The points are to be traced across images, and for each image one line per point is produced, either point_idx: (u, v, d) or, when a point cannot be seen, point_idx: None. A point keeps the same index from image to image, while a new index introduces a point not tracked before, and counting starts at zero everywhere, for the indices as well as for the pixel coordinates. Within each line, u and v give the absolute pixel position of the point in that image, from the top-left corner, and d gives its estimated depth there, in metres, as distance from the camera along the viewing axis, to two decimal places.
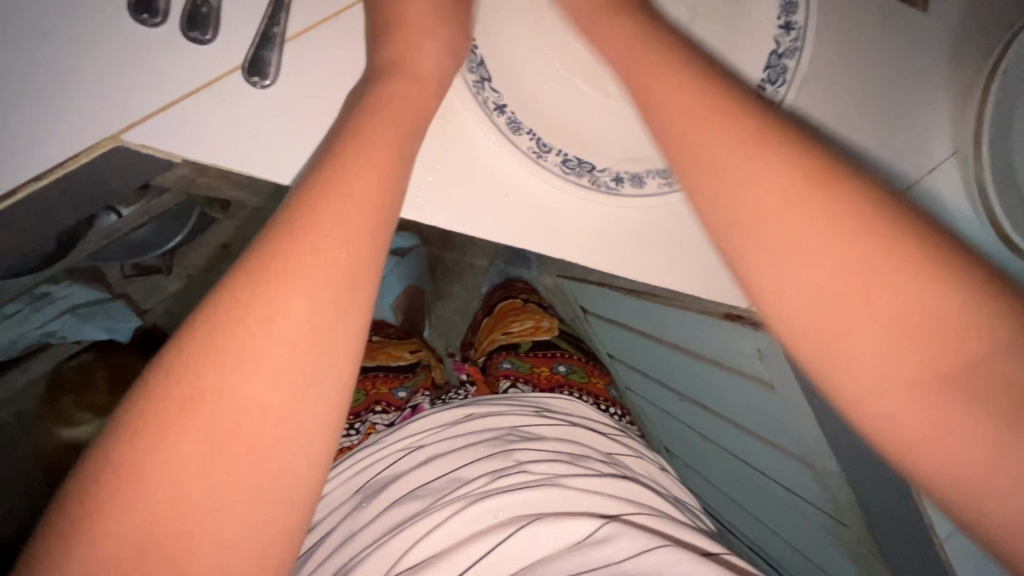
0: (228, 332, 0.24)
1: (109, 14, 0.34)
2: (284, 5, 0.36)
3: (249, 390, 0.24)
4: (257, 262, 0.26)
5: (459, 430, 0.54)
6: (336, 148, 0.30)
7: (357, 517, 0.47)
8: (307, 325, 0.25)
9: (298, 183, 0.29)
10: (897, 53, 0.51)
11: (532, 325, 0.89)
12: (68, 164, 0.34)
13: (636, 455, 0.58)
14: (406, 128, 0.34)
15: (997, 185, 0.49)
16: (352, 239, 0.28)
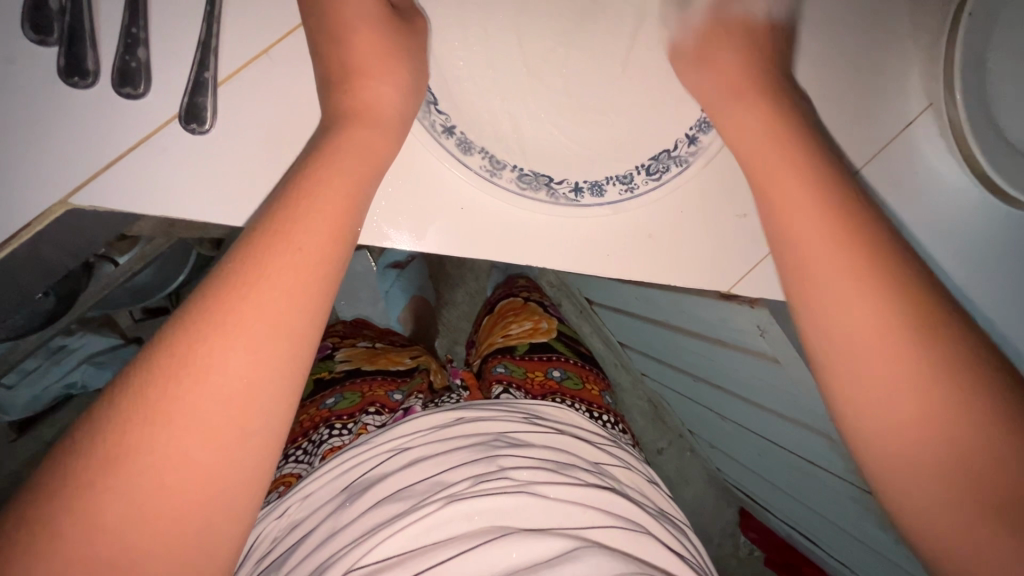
0: (160, 386, 0.24)
1: (41, 81, 0.34)
2: (213, 48, 0.36)
3: (179, 444, 0.24)
4: (197, 314, 0.26)
5: (447, 435, 0.54)
6: (285, 196, 0.30)
7: (340, 517, 0.47)
8: (241, 379, 0.26)
9: (244, 231, 0.29)
10: (855, 10, 0.49)
11: (529, 328, 0.88)
12: (23, 235, 0.35)
13: (623, 466, 0.57)
14: (363, 172, 0.33)
15: (974, 128, 0.47)
16: (296, 291, 0.28)
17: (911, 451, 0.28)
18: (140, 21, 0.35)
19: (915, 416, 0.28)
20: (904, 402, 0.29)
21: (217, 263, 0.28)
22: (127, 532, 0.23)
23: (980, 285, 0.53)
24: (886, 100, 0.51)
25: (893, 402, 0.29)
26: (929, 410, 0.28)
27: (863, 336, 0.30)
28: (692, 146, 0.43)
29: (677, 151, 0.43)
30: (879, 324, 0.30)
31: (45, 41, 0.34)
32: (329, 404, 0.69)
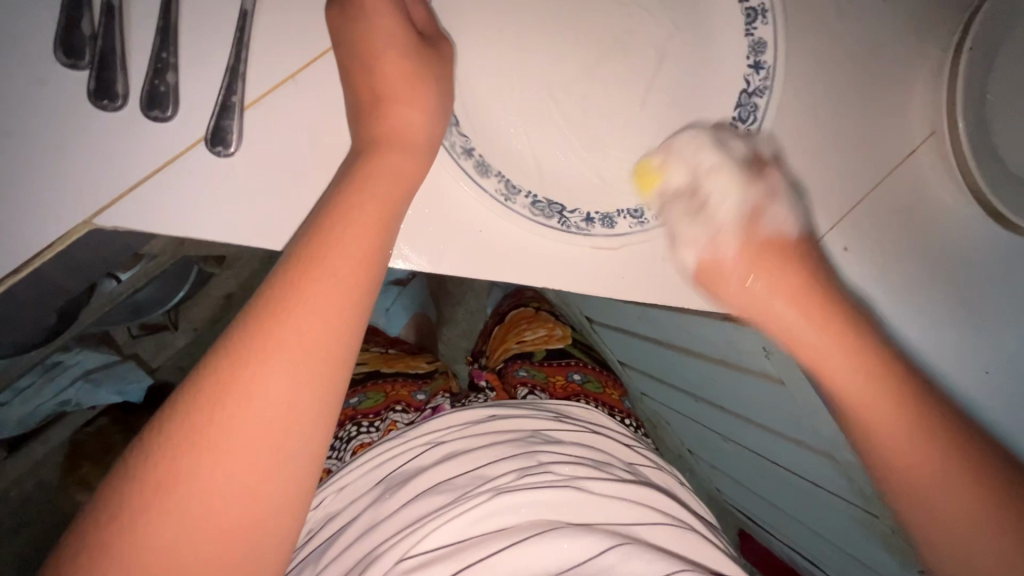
0: (206, 411, 0.24)
1: (71, 103, 0.35)
2: (241, 73, 0.37)
3: (226, 470, 0.24)
4: (238, 337, 0.26)
5: (481, 431, 0.53)
6: (320, 220, 0.31)
7: (381, 507, 0.47)
8: (285, 403, 0.26)
9: (281, 256, 0.29)
10: (862, 40, 0.50)
11: (545, 334, 0.88)
12: (46, 255, 0.35)
13: (655, 466, 0.57)
14: (393, 195, 0.34)
15: (977, 158, 0.48)
16: (333, 313, 0.28)
17: (903, 451, 0.37)
18: (171, 46, 0.36)
19: (879, 420, 0.38)
20: (886, 416, 0.38)
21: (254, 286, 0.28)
22: (184, 552, 0.23)
23: None
24: (892, 129, 0.52)
25: (891, 441, 0.37)
26: (896, 422, 0.37)
27: (842, 368, 0.40)
28: (703, 187, 0.45)
29: (688, 191, 0.45)
30: (863, 360, 0.40)
31: (75, 64, 0.35)
32: (353, 404, 0.68)
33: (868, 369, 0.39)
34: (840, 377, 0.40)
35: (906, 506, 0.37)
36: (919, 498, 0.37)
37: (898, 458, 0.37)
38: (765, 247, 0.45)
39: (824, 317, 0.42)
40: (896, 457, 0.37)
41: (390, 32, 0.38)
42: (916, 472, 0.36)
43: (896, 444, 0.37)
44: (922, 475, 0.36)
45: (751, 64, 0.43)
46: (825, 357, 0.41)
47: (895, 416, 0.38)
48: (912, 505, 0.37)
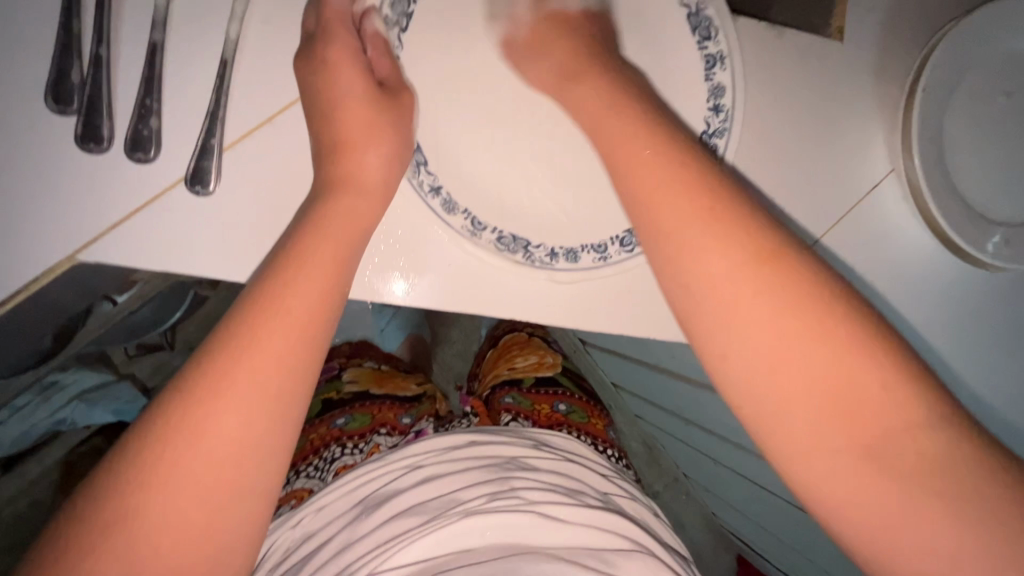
0: (160, 450, 0.27)
1: (61, 147, 0.37)
2: (220, 117, 0.39)
3: (177, 504, 0.27)
4: (194, 380, 0.29)
5: (459, 456, 0.55)
6: (277, 265, 0.33)
7: (357, 527, 0.48)
8: (233, 444, 0.28)
9: (238, 300, 0.32)
10: (821, 79, 0.52)
11: (535, 362, 0.88)
12: (31, 288, 0.37)
13: (629, 496, 0.58)
14: (352, 237, 0.36)
15: (933, 189, 0.50)
16: (284, 356, 0.30)
17: (854, 446, 0.27)
18: (155, 92, 0.38)
19: (851, 492, 0.27)
20: (829, 459, 0.27)
21: (213, 330, 0.31)
22: None
23: (945, 333, 0.56)
24: (853, 164, 0.54)
25: (819, 445, 0.28)
26: (896, 410, 0.27)
27: (804, 372, 0.28)
28: None
29: None
30: (835, 342, 0.28)
31: (65, 110, 0.37)
32: (339, 425, 0.69)
33: (806, 335, 0.28)
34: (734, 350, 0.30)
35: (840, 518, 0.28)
36: (846, 497, 0.27)
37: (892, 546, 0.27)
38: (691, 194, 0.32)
39: (825, 323, 0.28)
40: (850, 463, 0.27)
41: (351, 67, 0.39)
42: (888, 479, 0.26)
43: (883, 505, 0.26)
44: (886, 479, 0.26)
45: (710, 106, 0.45)
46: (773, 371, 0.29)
47: (857, 404, 0.27)
48: (839, 507, 0.28)
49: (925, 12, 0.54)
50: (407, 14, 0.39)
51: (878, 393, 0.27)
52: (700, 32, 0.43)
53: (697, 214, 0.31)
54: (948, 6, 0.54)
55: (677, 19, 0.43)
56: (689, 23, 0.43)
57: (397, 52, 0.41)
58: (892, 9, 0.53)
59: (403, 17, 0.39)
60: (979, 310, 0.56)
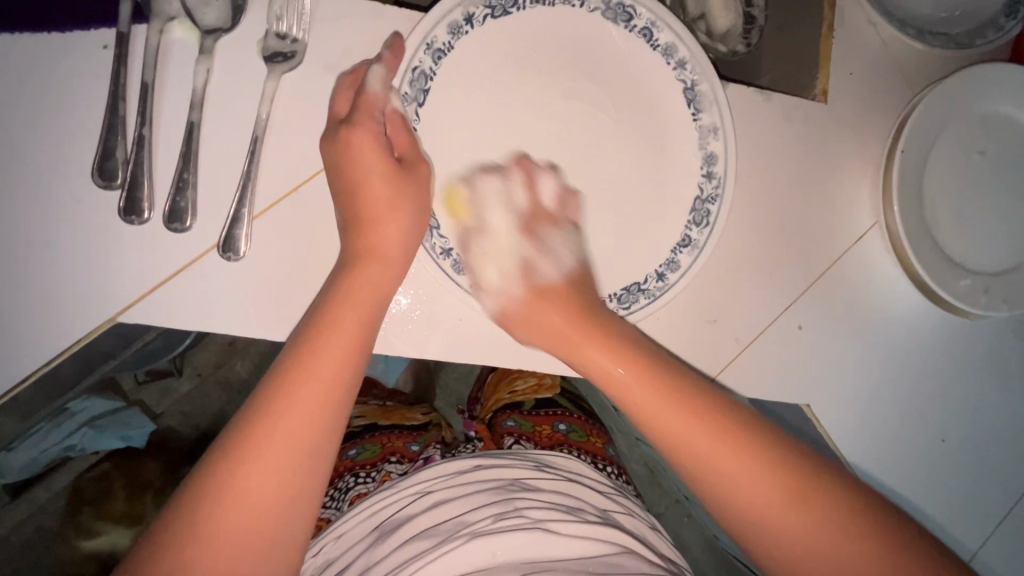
0: (208, 507, 0.30)
1: (105, 218, 0.41)
2: (250, 188, 0.42)
3: (223, 557, 0.30)
4: (235, 441, 0.32)
5: (465, 480, 0.57)
6: (309, 330, 0.36)
7: (373, 553, 0.51)
8: (271, 499, 0.31)
9: (273, 363, 0.35)
10: (807, 140, 0.56)
11: (535, 382, 0.89)
12: (73, 347, 0.40)
13: (628, 511, 0.60)
14: (375, 301, 0.40)
15: (914, 245, 0.53)
16: (317, 416, 0.34)
17: (793, 529, 0.37)
18: (191, 167, 0.41)
19: (803, 544, 0.37)
20: (798, 531, 0.37)
21: (250, 392, 0.34)
22: None
23: (931, 376, 0.59)
24: (840, 216, 0.57)
25: (789, 534, 0.38)
26: (803, 500, 0.38)
27: (711, 464, 0.39)
28: (659, 282, 0.49)
29: (647, 286, 0.49)
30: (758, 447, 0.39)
31: (108, 185, 0.40)
32: (352, 455, 0.71)
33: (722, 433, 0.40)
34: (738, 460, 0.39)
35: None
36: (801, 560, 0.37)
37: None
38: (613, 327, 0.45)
39: (716, 421, 0.40)
40: (754, 527, 0.38)
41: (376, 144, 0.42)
42: (835, 528, 0.37)
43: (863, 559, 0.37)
44: (831, 530, 0.37)
45: (704, 172, 0.49)
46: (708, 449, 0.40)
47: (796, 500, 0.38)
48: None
49: (904, 76, 0.57)
50: (424, 90, 0.44)
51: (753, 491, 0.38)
52: (693, 105, 0.49)
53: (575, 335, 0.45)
54: (925, 71, 0.58)
55: (675, 94, 0.48)
56: (686, 98, 0.48)
57: (414, 127, 0.44)
58: (873, 75, 0.57)
59: (420, 93, 0.44)
60: (964, 353, 0.59)
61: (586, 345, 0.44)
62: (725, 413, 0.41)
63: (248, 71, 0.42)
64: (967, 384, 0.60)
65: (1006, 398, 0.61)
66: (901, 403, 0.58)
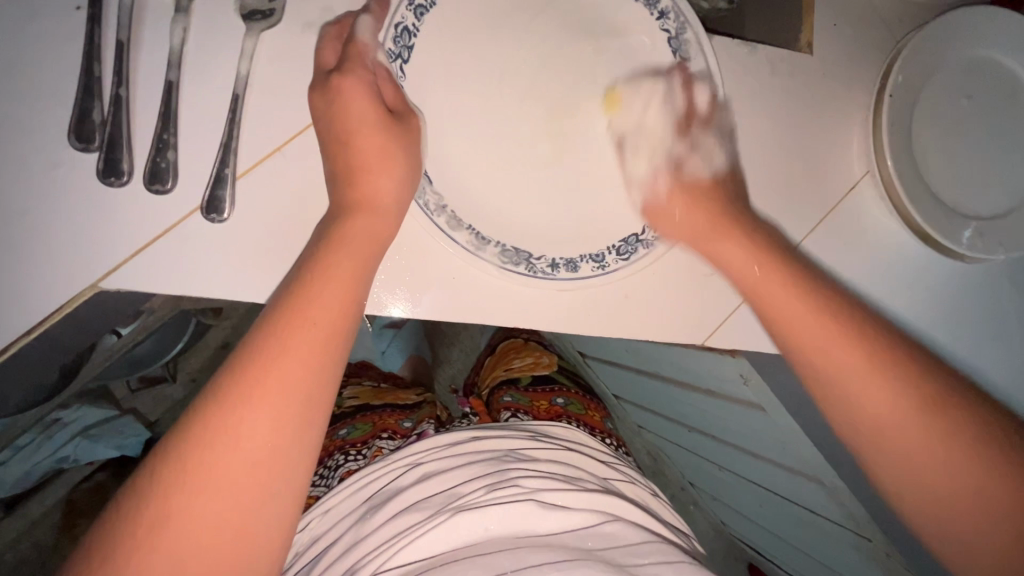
0: (196, 454, 0.29)
1: (83, 181, 0.39)
2: (233, 148, 0.41)
3: (214, 506, 0.29)
4: (228, 385, 0.31)
5: (460, 451, 0.55)
6: (304, 276, 0.36)
7: (361, 527, 0.49)
8: (267, 444, 0.30)
9: (267, 308, 0.34)
10: (795, 90, 0.55)
11: (532, 361, 0.88)
12: (54, 317, 0.39)
13: (628, 480, 0.59)
14: (369, 253, 0.39)
15: (907, 190, 0.53)
16: (313, 360, 0.33)
17: (875, 401, 0.41)
18: (171, 128, 0.40)
19: (909, 459, 0.40)
20: (921, 450, 0.39)
21: (242, 337, 0.33)
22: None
23: (925, 326, 0.59)
24: (833, 166, 0.57)
25: (882, 394, 0.41)
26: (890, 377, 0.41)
27: (869, 400, 0.41)
28: (657, 231, 0.50)
29: (645, 235, 0.50)
30: (843, 339, 0.43)
31: (86, 147, 0.39)
32: (341, 435, 0.68)
33: (828, 308, 0.45)
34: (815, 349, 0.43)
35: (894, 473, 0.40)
36: (896, 433, 0.40)
37: (948, 499, 0.38)
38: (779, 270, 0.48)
39: (821, 317, 0.44)
40: (852, 412, 0.42)
41: (365, 100, 0.41)
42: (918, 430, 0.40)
43: (981, 490, 0.38)
44: (913, 428, 0.40)
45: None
46: (813, 364, 0.44)
47: (860, 361, 0.42)
48: (874, 448, 0.41)
49: (886, 26, 0.57)
50: (407, 47, 0.43)
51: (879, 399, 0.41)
52: (680, 55, 0.49)
53: (750, 258, 0.49)
54: (904, 20, 0.58)
55: (660, 46, 0.48)
56: (671, 48, 0.48)
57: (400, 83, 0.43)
58: (855, 24, 0.57)
59: (405, 49, 0.43)
60: (956, 298, 0.60)
61: (723, 246, 0.50)
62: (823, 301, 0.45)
63: (226, 30, 0.42)
64: (961, 333, 0.60)
65: (999, 344, 0.62)
66: None
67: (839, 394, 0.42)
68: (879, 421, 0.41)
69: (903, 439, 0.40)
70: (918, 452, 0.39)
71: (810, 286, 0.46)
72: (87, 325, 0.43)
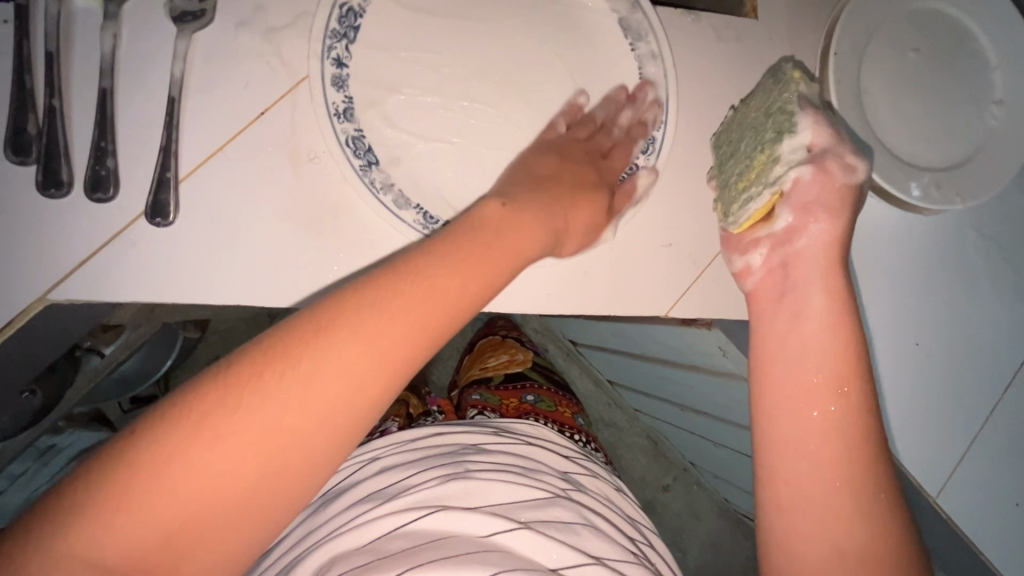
0: (225, 407, 0.27)
1: (25, 194, 0.39)
2: (173, 151, 0.41)
3: (212, 469, 0.27)
4: (284, 353, 0.29)
5: (419, 445, 0.55)
6: (399, 271, 0.34)
7: (312, 522, 0.49)
8: (291, 432, 0.29)
9: (356, 289, 0.33)
10: (741, 57, 0.55)
11: (506, 359, 0.88)
12: (5, 331, 0.39)
13: (590, 473, 0.59)
14: (472, 270, 0.36)
15: (857, 143, 0.53)
16: (373, 369, 0.31)
17: (814, 487, 0.39)
18: (109, 134, 0.40)
19: (820, 527, 0.38)
20: (843, 520, 0.38)
21: (324, 303, 0.32)
22: (133, 528, 0.25)
23: (892, 282, 0.59)
24: None
25: (805, 421, 0.41)
26: (839, 486, 0.39)
27: (823, 479, 0.39)
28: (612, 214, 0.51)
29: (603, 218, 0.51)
30: (821, 385, 0.41)
31: (23, 161, 0.39)
32: None
33: (834, 326, 0.42)
34: (789, 390, 0.42)
35: (781, 502, 0.41)
36: (783, 459, 0.41)
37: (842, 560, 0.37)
38: (854, 337, 0.41)
39: (832, 336, 0.41)
40: (789, 453, 0.41)
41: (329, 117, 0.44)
42: (820, 481, 0.39)
43: None
44: (808, 466, 0.40)
45: (649, 100, 0.51)
46: (815, 447, 0.40)
47: (846, 478, 0.39)
48: (780, 470, 0.41)
49: None
50: (354, 27, 0.43)
51: (818, 420, 0.40)
52: (631, 34, 0.50)
53: (818, 294, 0.43)
54: None
55: (610, 22, 0.50)
56: (621, 28, 0.50)
57: (344, 63, 0.43)
58: None
59: (350, 29, 0.43)
60: (920, 253, 0.60)
61: (816, 299, 0.42)
62: (845, 388, 0.40)
63: (158, 35, 0.41)
64: (930, 287, 0.61)
65: (969, 295, 0.62)
66: (867, 310, 0.59)
67: (762, 380, 0.43)
68: (795, 490, 0.40)
69: (830, 533, 0.38)
70: (810, 483, 0.39)
71: (842, 327, 0.41)
72: (46, 341, 0.43)
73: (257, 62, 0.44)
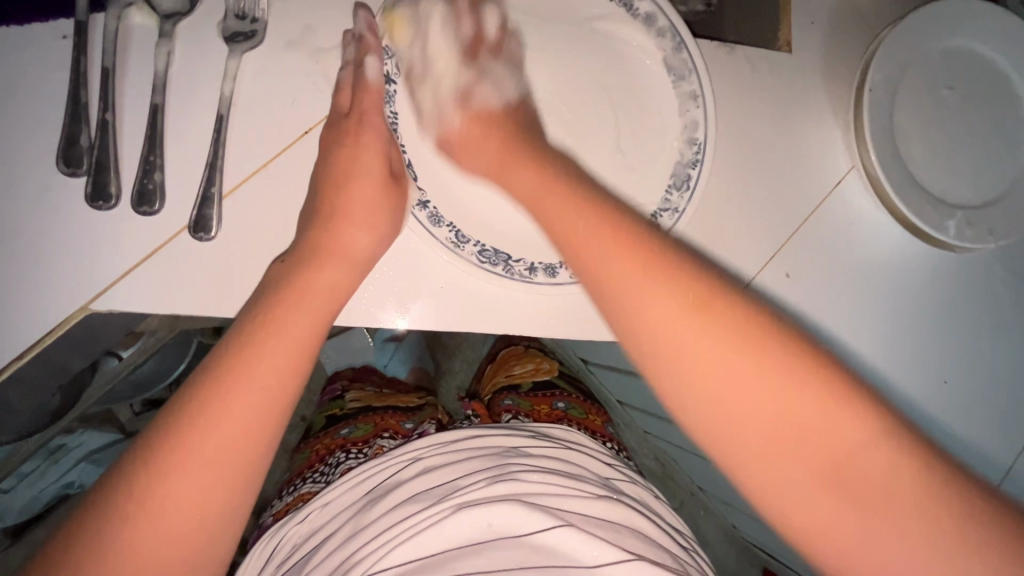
0: (155, 468, 0.30)
1: (73, 205, 0.40)
2: (219, 167, 0.42)
3: (171, 517, 0.29)
4: (184, 405, 0.32)
5: (462, 447, 0.55)
6: (268, 300, 0.37)
7: (360, 518, 0.48)
8: (226, 451, 0.31)
9: (236, 325, 0.35)
10: (775, 90, 0.56)
11: (532, 367, 0.88)
12: (45, 340, 0.39)
13: (630, 480, 0.58)
14: (330, 289, 0.39)
15: (891, 180, 0.53)
16: (271, 381, 0.34)
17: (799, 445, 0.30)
18: (157, 149, 0.41)
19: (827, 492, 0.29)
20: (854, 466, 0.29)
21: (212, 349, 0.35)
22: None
23: (920, 317, 0.59)
24: (819, 164, 0.57)
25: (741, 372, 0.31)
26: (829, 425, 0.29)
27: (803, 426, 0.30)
28: None
29: None
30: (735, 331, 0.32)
31: (74, 172, 0.40)
32: (344, 434, 0.68)
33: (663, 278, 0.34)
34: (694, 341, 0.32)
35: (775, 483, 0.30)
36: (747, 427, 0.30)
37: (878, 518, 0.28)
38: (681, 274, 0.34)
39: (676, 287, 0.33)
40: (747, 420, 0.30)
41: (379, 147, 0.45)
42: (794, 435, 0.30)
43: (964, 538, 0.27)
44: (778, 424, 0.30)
45: (685, 140, 0.50)
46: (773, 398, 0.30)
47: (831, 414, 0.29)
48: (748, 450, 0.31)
49: (863, 23, 0.58)
50: (405, 46, 0.44)
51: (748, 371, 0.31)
52: (675, 74, 0.49)
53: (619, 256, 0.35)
54: (880, 16, 0.58)
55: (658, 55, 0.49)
56: (665, 67, 0.49)
57: (393, 80, 0.44)
58: (832, 22, 0.57)
59: (402, 48, 0.44)
60: (950, 289, 0.60)
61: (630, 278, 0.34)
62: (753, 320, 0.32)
63: (210, 53, 0.42)
64: (958, 324, 0.60)
65: (998, 333, 0.61)
66: (895, 345, 0.58)
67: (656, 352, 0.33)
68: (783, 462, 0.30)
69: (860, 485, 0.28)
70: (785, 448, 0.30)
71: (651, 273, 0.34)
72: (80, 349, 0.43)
73: (302, 81, 0.44)
